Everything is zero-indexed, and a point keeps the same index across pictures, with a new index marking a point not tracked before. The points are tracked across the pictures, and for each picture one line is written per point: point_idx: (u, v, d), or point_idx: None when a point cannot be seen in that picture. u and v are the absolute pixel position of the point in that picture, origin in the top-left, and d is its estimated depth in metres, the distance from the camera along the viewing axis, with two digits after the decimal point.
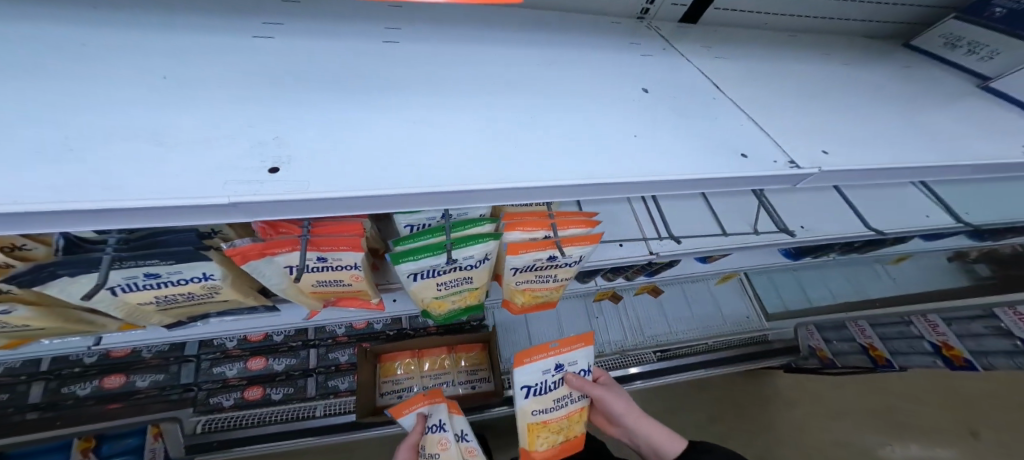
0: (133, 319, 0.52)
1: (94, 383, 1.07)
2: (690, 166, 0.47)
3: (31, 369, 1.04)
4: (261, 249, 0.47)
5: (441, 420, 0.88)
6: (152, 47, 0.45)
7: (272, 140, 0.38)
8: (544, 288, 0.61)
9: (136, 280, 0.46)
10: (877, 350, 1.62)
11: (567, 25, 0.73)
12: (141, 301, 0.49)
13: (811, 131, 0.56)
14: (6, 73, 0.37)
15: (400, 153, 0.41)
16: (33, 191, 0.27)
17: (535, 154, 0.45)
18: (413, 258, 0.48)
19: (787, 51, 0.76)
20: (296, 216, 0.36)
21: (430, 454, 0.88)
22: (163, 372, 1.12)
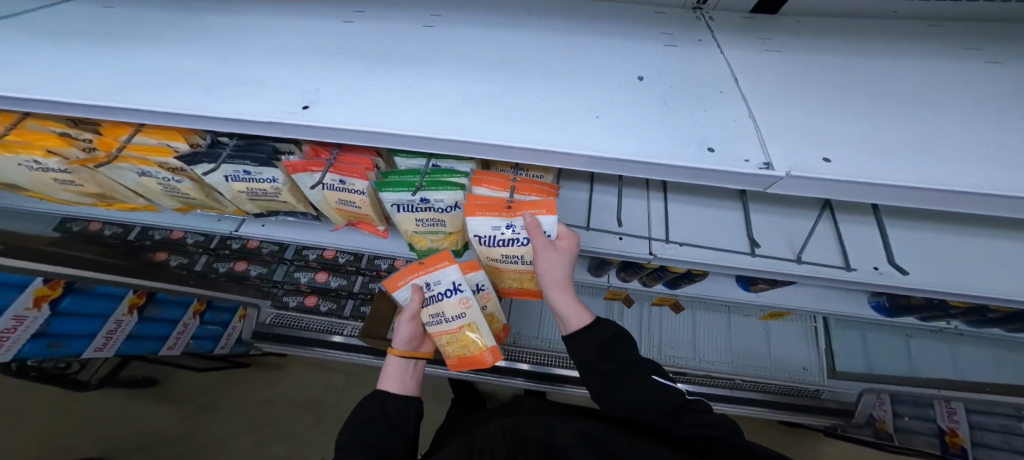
0: (235, 202, 0.71)
1: (229, 265, 1.44)
2: (643, 150, 0.47)
3: (204, 245, 1.43)
4: (305, 166, 0.61)
5: (455, 280, 0.70)
6: (265, 24, 0.66)
7: (316, 90, 0.54)
8: (513, 267, 0.69)
9: (237, 174, 0.63)
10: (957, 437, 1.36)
11: (604, 15, 0.74)
12: (240, 191, 0.67)
13: (829, 130, 0.47)
14: (190, 37, 0.62)
15: (387, 106, 0.53)
16: (187, 103, 0.50)
17: (500, 119, 0.52)
18: (391, 189, 0.59)
19: (867, 44, 0.63)
20: (319, 139, 0.52)
21: (448, 318, 0.74)
22: (267, 267, 1.45)
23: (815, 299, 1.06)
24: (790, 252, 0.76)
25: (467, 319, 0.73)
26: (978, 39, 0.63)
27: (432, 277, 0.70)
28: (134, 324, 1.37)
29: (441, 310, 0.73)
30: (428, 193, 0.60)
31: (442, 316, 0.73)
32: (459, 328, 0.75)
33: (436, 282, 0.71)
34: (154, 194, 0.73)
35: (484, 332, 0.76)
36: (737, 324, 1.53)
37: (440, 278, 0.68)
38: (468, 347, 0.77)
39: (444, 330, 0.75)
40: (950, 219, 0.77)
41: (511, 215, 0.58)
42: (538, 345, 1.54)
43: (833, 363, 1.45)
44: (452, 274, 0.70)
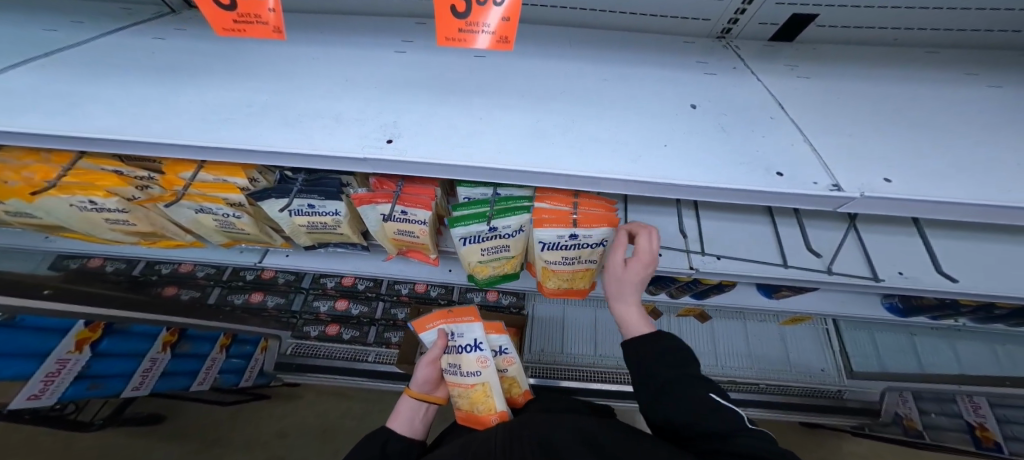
0: (291, 236, 0.72)
1: (245, 296, 1.42)
2: (714, 175, 0.51)
3: (217, 277, 1.43)
4: (372, 197, 0.63)
5: (477, 337, 0.79)
6: (325, 61, 0.69)
7: (391, 124, 0.57)
8: (569, 268, 0.70)
9: (301, 208, 0.64)
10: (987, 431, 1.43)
11: (636, 44, 0.80)
12: (300, 224, 0.68)
13: (881, 154, 0.52)
14: (260, 78, 0.65)
15: (465, 138, 0.55)
16: (277, 142, 0.53)
17: (572, 149, 0.55)
18: (463, 223, 0.60)
19: (885, 69, 0.69)
20: (398, 171, 0.55)
21: (464, 373, 0.80)
22: (284, 297, 1.43)
23: (835, 305, 1.11)
24: (822, 264, 0.81)
25: (483, 377, 0.79)
26: (978, 63, 0.70)
27: (459, 330, 0.80)
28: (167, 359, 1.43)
29: (460, 361, 0.80)
30: (497, 221, 0.61)
31: (458, 368, 0.80)
32: (472, 385, 0.80)
33: (460, 334, 0.80)
34: (205, 230, 0.75)
35: (496, 392, 0.80)
36: (754, 330, 1.57)
37: (464, 331, 0.79)
38: (477, 405, 0.80)
39: (459, 382, 0.81)
40: (959, 226, 0.84)
41: (576, 225, 0.62)
42: (562, 362, 1.54)
43: (850, 364, 1.49)
44: (477, 332, 0.80)
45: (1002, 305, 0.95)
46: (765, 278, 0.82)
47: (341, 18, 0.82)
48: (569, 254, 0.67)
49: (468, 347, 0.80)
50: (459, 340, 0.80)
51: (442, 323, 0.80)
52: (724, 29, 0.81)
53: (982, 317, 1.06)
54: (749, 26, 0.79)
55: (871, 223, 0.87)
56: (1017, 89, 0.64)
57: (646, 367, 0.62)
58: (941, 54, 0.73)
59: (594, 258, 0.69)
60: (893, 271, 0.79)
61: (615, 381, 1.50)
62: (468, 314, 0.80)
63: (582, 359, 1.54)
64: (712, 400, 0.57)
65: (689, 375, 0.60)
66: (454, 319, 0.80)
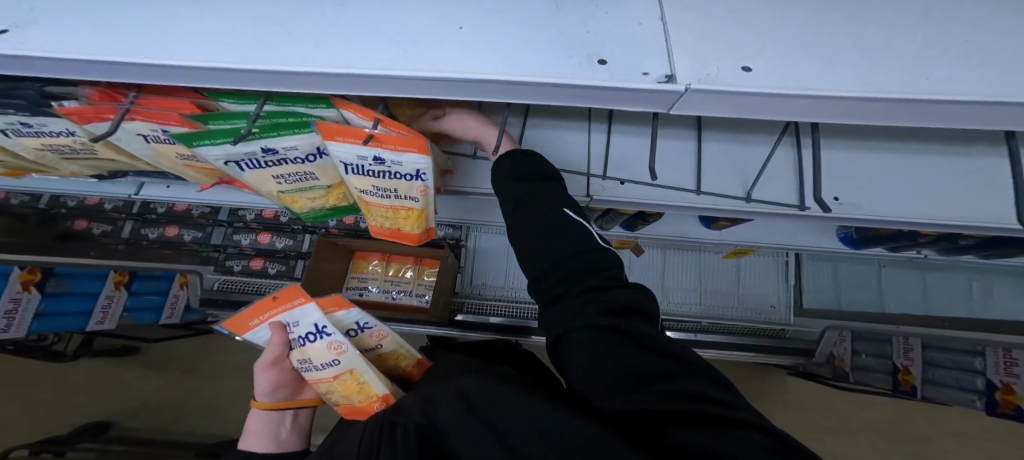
0: (49, 163, 0.57)
1: (160, 230, 1.35)
2: (511, 64, 0.34)
3: (127, 209, 1.35)
4: (95, 112, 0.43)
5: (318, 324, 0.53)
6: None
7: (25, 11, 0.35)
8: (387, 202, 0.59)
9: (15, 126, 0.47)
10: (910, 375, 1.33)
11: None
12: (40, 148, 0.53)
13: (764, 29, 0.33)
14: None
15: (144, 32, 0.36)
16: None
17: (314, 48, 0.36)
18: (211, 143, 0.44)
19: None
20: (57, 74, 0.36)
21: (320, 365, 0.59)
22: (202, 231, 1.36)
23: (782, 237, 0.97)
24: (741, 190, 0.64)
25: (343, 366, 0.57)
26: None
27: (292, 320, 0.53)
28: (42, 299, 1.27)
29: (309, 354, 0.57)
30: (270, 141, 0.47)
31: (311, 361, 0.58)
32: (336, 377, 0.59)
33: (294, 323, 0.54)
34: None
35: (369, 379, 0.60)
36: (708, 263, 1.47)
37: (298, 319, 0.52)
38: (353, 397, 0.61)
39: (319, 377, 0.60)
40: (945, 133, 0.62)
41: (375, 144, 0.46)
42: (503, 295, 1.50)
43: (801, 302, 1.46)
44: (317, 315, 0.53)
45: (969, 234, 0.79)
46: (674, 206, 0.68)
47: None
48: (384, 186, 0.55)
49: (315, 335, 0.55)
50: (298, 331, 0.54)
51: (267, 315, 0.52)
52: None
53: (951, 248, 0.91)
54: None
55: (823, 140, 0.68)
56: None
57: (510, 194, 0.56)
58: None
59: (417, 194, 0.56)
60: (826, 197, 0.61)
61: None
62: (294, 295, 0.50)
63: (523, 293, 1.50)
64: (566, 217, 0.52)
65: (551, 196, 0.54)
66: (282, 306, 0.51)
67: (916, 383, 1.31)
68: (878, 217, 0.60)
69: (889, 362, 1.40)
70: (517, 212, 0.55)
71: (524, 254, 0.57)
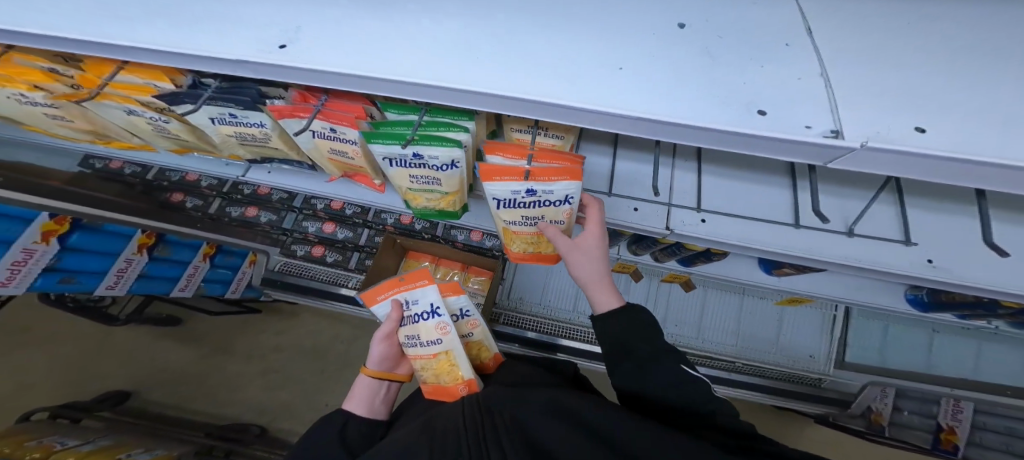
0: (228, 147, 0.71)
1: (241, 209, 1.44)
2: (679, 109, 0.39)
3: (217, 189, 1.43)
4: (292, 111, 0.56)
5: (433, 303, 0.64)
6: None
7: (295, 28, 0.47)
8: (533, 231, 0.64)
9: (224, 116, 0.61)
10: (953, 435, 1.38)
11: None
12: (229, 135, 0.66)
13: (905, 93, 0.37)
14: None
15: (372, 47, 0.45)
16: (166, 39, 0.47)
17: (502, 72, 0.42)
18: (382, 141, 0.52)
19: None
20: (311, 83, 0.48)
21: (425, 342, 0.67)
22: (277, 214, 1.46)
23: (845, 289, 0.97)
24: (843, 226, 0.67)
25: (445, 346, 0.66)
26: None
27: (413, 297, 0.65)
28: (146, 263, 1.47)
29: (418, 332, 0.66)
30: (421, 148, 0.53)
31: (419, 338, 0.67)
32: (435, 354, 0.67)
33: (414, 301, 0.65)
34: (147, 134, 0.77)
35: (461, 360, 0.67)
36: (748, 308, 1.47)
37: (419, 297, 0.64)
38: (442, 376, 0.68)
39: (421, 353, 0.68)
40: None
41: (531, 179, 0.53)
42: (540, 312, 1.52)
43: (843, 355, 1.40)
44: (432, 296, 0.64)
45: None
46: (752, 248, 0.70)
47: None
48: (539, 216, 0.60)
49: (428, 312, 0.65)
50: (414, 308, 0.65)
51: (394, 290, 0.64)
52: None
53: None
54: None
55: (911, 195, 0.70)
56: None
57: (614, 332, 0.65)
58: None
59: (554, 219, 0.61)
60: (919, 257, 0.64)
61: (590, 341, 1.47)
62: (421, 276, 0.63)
63: (563, 311, 1.52)
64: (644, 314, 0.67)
65: (654, 339, 0.63)
66: (408, 283, 0.64)
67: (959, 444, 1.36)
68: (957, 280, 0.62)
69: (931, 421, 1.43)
70: (622, 348, 0.63)
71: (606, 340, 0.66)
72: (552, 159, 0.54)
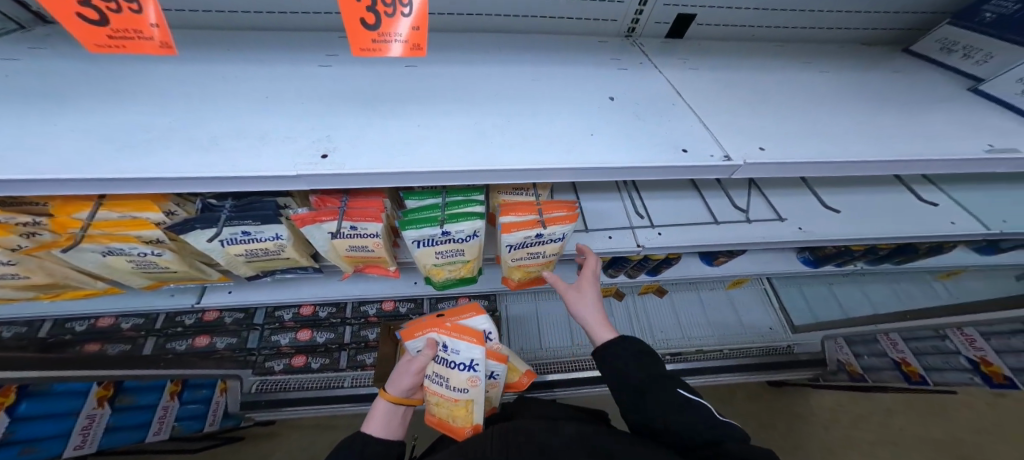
0: (230, 267, 0.72)
1: (188, 341, 1.37)
2: (635, 157, 0.56)
3: (147, 327, 1.36)
4: (315, 216, 0.64)
5: (472, 359, 0.77)
6: (247, 83, 0.66)
7: (326, 138, 0.56)
8: (535, 263, 0.75)
9: (235, 236, 0.65)
10: (911, 365, 1.54)
11: (561, 46, 0.89)
12: (236, 253, 0.69)
13: (743, 131, 0.61)
14: (173, 99, 0.61)
15: (402, 146, 0.56)
16: (205, 165, 0.51)
17: (506, 147, 0.56)
18: (415, 227, 0.61)
19: (760, 62, 0.84)
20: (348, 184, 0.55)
21: (451, 386, 0.82)
22: (236, 336, 1.42)
23: (763, 265, 1.23)
24: (741, 215, 0.94)
25: (470, 395, 0.81)
26: (820, 55, 0.90)
27: (455, 347, 0.78)
28: (110, 416, 1.26)
29: (448, 375, 0.81)
30: (449, 225, 0.62)
31: (445, 379, 0.81)
32: (454, 398, 0.83)
33: (456, 351, 0.78)
34: (121, 273, 0.75)
35: (477, 410, 0.83)
36: (708, 298, 1.71)
37: (461, 349, 0.77)
38: (457, 417, 0.85)
39: (443, 392, 0.83)
40: (834, 184, 1.01)
41: (543, 225, 0.65)
42: (539, 354, 1.58)
43: (792, 320, 1.65)
44: (475, 353, 0.77)
45: (884, 245, 1.09)
46: (703, 246, 0.90)
47: (275, 35, 0.82)
48: (535, 253, 0.71)
49: (461, 365, 0.79)
50: (451, 358, 0.79)
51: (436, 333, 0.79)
52: (630, 27, 0.93)
53: (875, 259, 1.21)
54: (648, 26, 0.93)
55: (775, 187, 1.01)
56: (839, 75, 0.82)
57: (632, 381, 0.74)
58: (786, 45, 0.94)
59: (556, 252, 0.72)
60: (793, 227, 0.91)
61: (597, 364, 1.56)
62: (469, 334, 0.76)
63: (559, 349, 1.60)
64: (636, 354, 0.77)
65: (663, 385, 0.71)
66: (451, 332, 0.78)
67: (921, 373, 1.50)
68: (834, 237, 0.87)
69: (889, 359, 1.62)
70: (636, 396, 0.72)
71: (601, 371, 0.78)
72: (557, 213, 0.66)
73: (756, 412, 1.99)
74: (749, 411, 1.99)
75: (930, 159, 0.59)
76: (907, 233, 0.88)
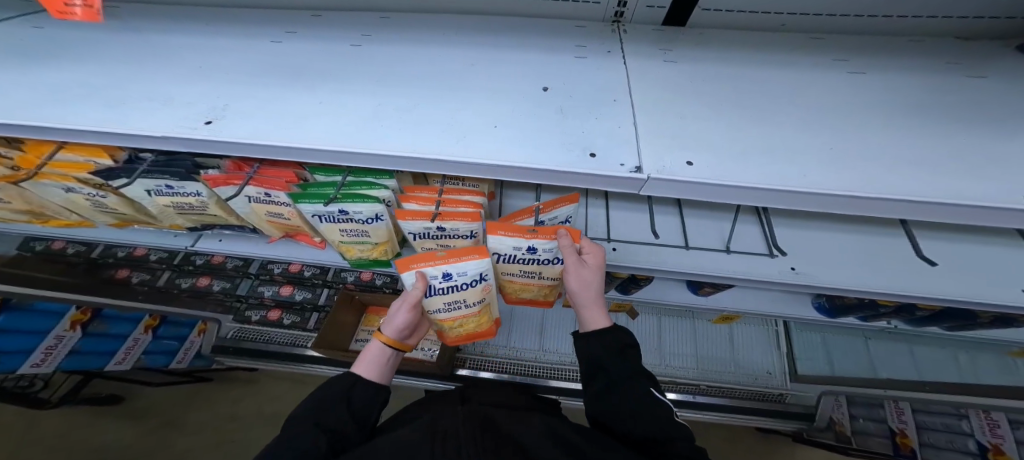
0: (166, 216, 0.73)
1: (192, 280, 1.42)
2: (529, 156, 0.49)
3: (169, 261, 1.43)
4: (226, 179, 0.63)
5: (483, 272, 0.64)
6: (173, 43, 0.65)
7: (223, 106, 0.55)
8: None
9: (161, 188, 0.65)
10: (907, 438, 1.42)
11: (540, 32, 0.70)
12: (166, 205, 0.69)
13: (681, 138, 0.48)
14: (100, 53, 0.62)
15: (293, 121, 0.54)
16: (85, 117, 0.51)
17: (394, 133, 0.52)
18: (309, 201, 0.61)
19: (788, 53, 0.61)
20: (229, 152, 0.54)
21: (467, 304, 0.70)
22: (231, 282, 1.43)
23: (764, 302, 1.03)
24: (721, 243, 0.72)
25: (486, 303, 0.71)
26: (894, 40, 0.61)
27: (459, 271, 0.63)
28: (78, 340, 1.32)
29: (463, 296, 0.68)
30: (345, 204, 0.62)
31: (460, 301, 0.68)
32: (475, 311, 0.73)
33: (461, 273, 0.63)
34: (87, 211, 0.73)
35: (494, 309, 0.76)
36: (703, 331, 1.51)
37: (469, 270, 0.62)
38: (476, 325, 0.77)
39: (461, 314, 0.71)
40: (862, 218, 0.74)
41: (439, 218, 0.61)
42: (504, 357, 1.48)
43: (796, 368, 1.46)
44: (480, 266, 0.64)
45: (926, 307, 0.77)
46: (673, 275, 0.71)
47: (221, 10, 0.74)
48: (443, 244, 0.66)
49: (469, 284, 0.65)
50: (457, 280, 0.64)
51: (435, 264, 0.61)
52: (617, 13, 0.69)
53: (916, 320, 0.88)
54: (639, 10, 0.68)
55: (799, 219, 0.75)
56: (879, 78, 0.55)
57: (595, 355, 0.62)
58: (825, 40, 0.63)
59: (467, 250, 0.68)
60: (783, 266, 0.68)
61: (564, 375, 1.45)
62: (469, 252, 0.61)
63: (526, 353, 1.49)
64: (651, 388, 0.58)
65: (634, 364, 0.61)
66: (455, 258, 0.61)
67: (914, 447, 1.39)
68: (848, 289, 0.65)
69: (885, 425, 1.49)
70: (599, 371, 0.62)
71: (588, 354, 0.63)
72: (459, 209, 0.63)
73: (741, 452, 1.83)
74: (733, 450, 1.84)
75: (964, 209, 0.39)
76: (961, 298, 0.60)
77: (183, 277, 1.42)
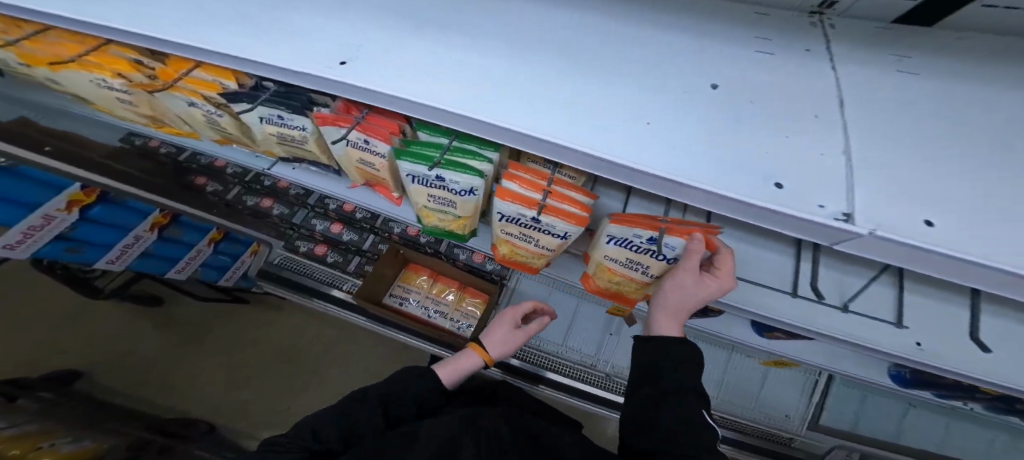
0: (266, 145, 0.74)
1: (257, 200, 1.42)
2: (702, 172, 0.41)
3: (241, 177, 1.41)
4: (334, 120, 0.62)
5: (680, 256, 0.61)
6: None
7: (357, 48, 0.53)
8: (527, 248, 0.69)
9: (271, 117, 0.65)
10: None
11: (714, 10, 0.58)
12: (271, 134, 0.70)
13: (903, 184, 0.39)
14: None
15: (423, 78, 0.51)
16: (232, 40, 0.51)
17: (534, 109, 0.47)
18: (410, 160, 0.60)
19: None
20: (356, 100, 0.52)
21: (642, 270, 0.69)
22: (290, 208, 1.44)
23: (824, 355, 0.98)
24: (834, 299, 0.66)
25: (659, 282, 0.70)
26: None
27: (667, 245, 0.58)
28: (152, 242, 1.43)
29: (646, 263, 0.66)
30: (446, 172, 0.60)
31: (642, 267, 0.67)
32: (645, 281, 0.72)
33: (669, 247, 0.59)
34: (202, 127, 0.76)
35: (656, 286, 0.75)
36: (734, 363, 1.47)
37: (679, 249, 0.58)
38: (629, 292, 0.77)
39: (630, 276, 0.71)
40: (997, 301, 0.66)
41: (540, 211, 0.59)
42: (526, 342, 1.50)
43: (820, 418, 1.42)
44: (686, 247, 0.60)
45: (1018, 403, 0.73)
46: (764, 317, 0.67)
47: None
48: (530, 236, 0.66)
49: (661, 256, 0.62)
50: (659, 250, 0.61)
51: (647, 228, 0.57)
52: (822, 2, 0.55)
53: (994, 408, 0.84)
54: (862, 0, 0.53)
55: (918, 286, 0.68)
56: None
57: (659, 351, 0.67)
58: None
59: (551, 247, 0.66)
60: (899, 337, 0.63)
61: (579, 373, 1.47)
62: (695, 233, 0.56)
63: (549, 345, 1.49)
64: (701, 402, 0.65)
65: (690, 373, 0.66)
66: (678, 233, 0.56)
67: None
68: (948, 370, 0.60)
69: None
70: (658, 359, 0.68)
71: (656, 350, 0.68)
72: (564, 204, 0.59)
73: None
74: None
75: None
76: None
77: (249, 193, 1.41)
